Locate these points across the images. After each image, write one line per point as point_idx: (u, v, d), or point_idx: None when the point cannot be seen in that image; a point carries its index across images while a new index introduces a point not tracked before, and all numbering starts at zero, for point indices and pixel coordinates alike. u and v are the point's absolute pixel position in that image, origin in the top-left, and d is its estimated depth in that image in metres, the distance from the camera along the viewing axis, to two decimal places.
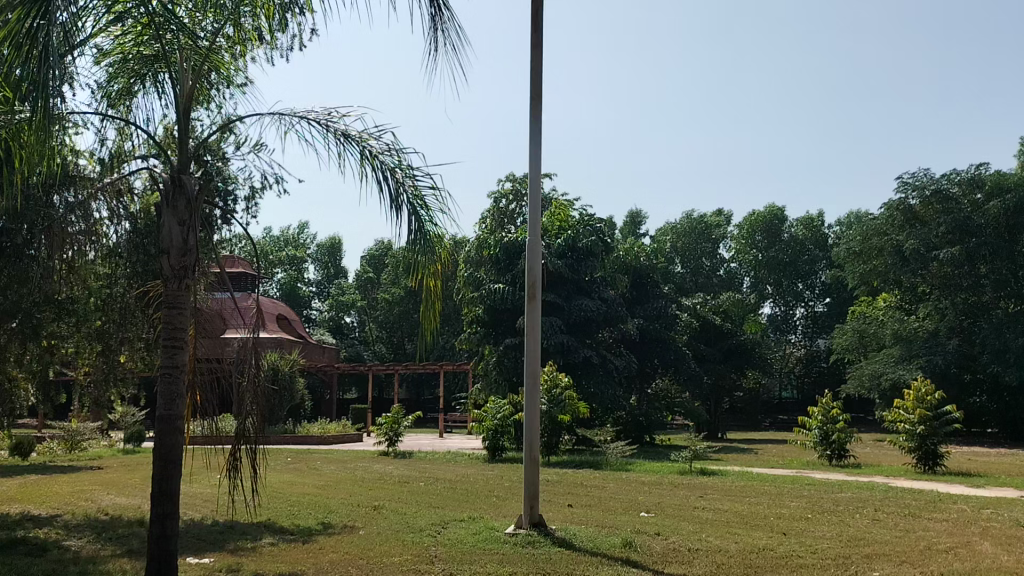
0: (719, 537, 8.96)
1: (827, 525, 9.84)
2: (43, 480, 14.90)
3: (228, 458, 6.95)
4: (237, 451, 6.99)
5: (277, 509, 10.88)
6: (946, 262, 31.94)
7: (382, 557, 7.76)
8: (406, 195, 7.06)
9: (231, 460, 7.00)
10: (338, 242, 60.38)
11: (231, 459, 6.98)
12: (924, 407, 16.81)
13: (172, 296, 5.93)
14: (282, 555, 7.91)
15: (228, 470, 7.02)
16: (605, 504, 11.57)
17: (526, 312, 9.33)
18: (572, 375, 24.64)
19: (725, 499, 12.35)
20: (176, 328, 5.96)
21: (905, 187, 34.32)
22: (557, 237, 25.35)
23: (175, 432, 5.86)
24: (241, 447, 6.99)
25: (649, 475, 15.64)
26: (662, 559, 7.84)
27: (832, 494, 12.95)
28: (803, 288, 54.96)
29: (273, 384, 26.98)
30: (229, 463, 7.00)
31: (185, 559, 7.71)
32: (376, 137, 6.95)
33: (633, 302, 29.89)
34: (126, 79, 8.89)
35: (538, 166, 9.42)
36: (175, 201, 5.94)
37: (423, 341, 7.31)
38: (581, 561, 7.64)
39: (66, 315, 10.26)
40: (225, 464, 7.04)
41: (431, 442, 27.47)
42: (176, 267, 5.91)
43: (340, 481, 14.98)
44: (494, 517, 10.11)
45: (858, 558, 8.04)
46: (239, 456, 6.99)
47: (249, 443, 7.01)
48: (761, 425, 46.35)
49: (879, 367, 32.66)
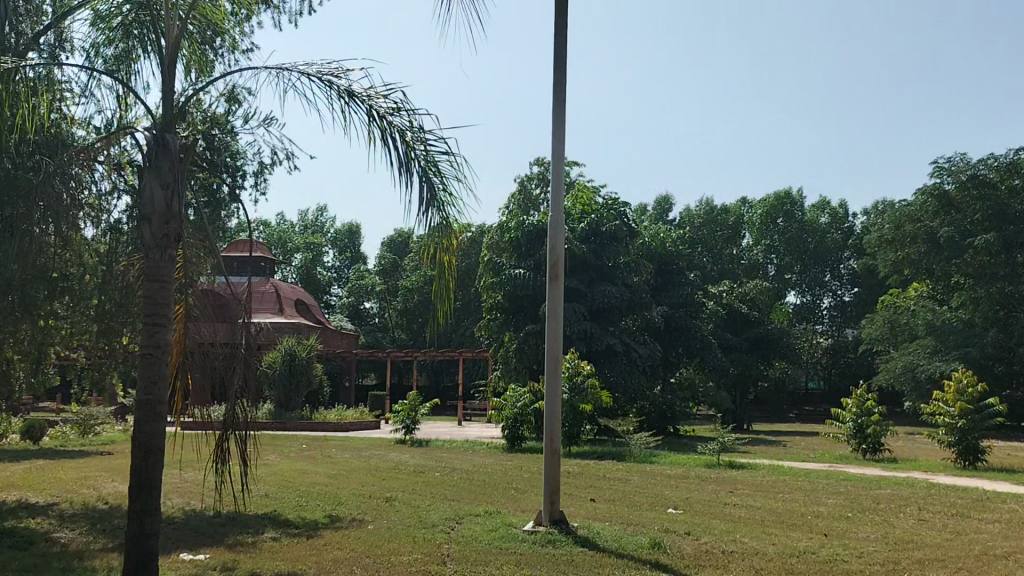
0: (755, 538, 8.30)
1: (870, 526, 9.16)
2: (50, 466, 14.48)
3: (214, 446, 6.39)
4: (224, 437, 6.44)
5: (284, 501, 10.35)
6: (981, 249, 30.93)
7: (391, 556, 7.17)
8: (419, 160, 6.40)
9: (216, 448, 6.44)
10: (356, 227, 60.00)
11: (216, 447, 6.42)
12: (965, 400, 16.15)
13: (155, 265, 5.31)
14: (283, 553, 7.32)
15: (215, 460, 6.47)
16: (631, 499, 10.94)
17: (548, 295, 8.64)
18: (595, 363, 24.01)
19: (757, 495, 11.65)
20: (158, 303, 5.33)
21: (939, 172, 33.34)
22: (580, 220, 24.74)
23: (157, 417, 5.25)
24: (229, 434, 6.43)
25: (676, 468, 14.99)
26: (694, 562, 7.19)
27: (872, 490, 12.22)
28: (829, 277, 54.12)
29: (289, 368, 26.88)
30: (217, 452, 6.44)
31: (179, 555, 7.15)
32: (386, 96, 6.29)
33: (658, 289, 29.04)
34: (125, 43, 8.34)
35: (562, 135, 8.75)
36: (158, 160, 5.30)
37: (439, 323, 6.69)
38: (606, 564, 7.00)
39: (62, 292, 9.75)
40: (212, 453, 6.48)
41: (450, 430, 27.00)
42: (157, 236, 5.28)
43: (354, 470, 14.45)
44: (512, 512, 9.52)
45: (910, 564, 7.35)
46: (226, 444, 6.42)
47: (238, 428, 6.44)
48: (786, 416, 45.67)
49: (913, 358, 31.80)
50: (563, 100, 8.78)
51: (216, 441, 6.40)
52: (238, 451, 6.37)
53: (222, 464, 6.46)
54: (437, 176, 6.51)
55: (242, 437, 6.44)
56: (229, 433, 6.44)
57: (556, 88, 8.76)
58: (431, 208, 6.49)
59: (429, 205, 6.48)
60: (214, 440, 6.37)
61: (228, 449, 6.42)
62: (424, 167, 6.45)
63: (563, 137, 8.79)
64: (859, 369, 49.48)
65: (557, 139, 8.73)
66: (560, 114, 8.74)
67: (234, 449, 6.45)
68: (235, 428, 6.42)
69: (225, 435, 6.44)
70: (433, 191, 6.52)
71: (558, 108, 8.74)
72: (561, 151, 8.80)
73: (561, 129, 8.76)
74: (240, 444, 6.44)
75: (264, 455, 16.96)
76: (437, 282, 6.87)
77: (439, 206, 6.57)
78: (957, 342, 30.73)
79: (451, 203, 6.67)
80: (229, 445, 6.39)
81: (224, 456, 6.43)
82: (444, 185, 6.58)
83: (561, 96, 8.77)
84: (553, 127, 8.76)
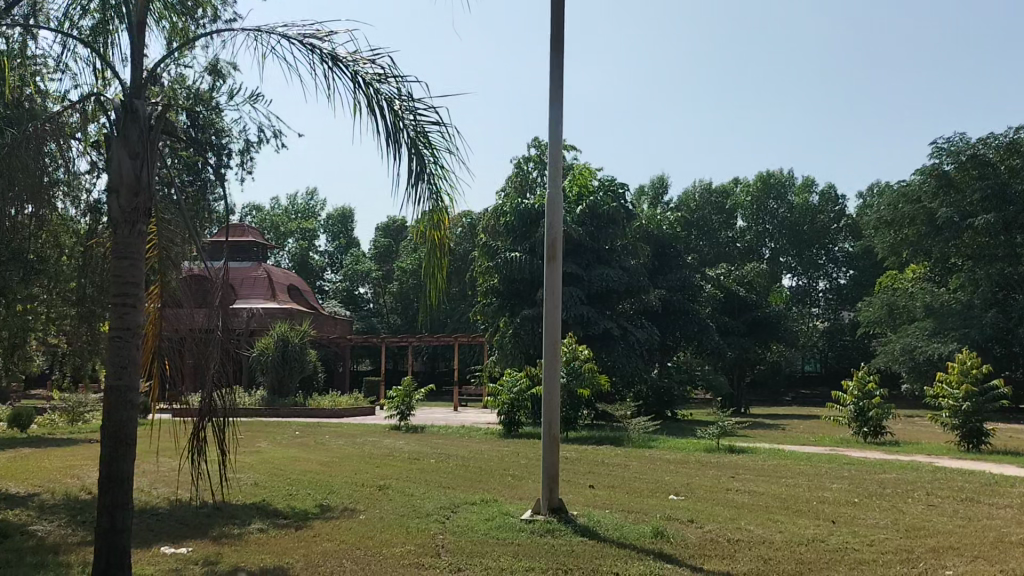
0: (760, 525, 8.00)
1: (878, 512, 8.88)
2: (35, 455, 14.13)
3: (191, 436, 5.97)
4: (200, 426, 6.01)
5: (273, 490, 10.03)
6: (981, 230, 30.68)
7: (383, 548, 6.83)
8: (407, 131, 5.99)
9: (193, 438, 6.02)
10: (349, 212, 59.47)
11: (193, 436, 6.00)
12: (969, 381, 15.89)
13: (124, 242, 4.91)
14: (270, 545, 6.98)
15: (193, 452, 6.04)
16: (631, 485, 10.65)
17: (545, 273, 8.31)
18: (592, 348, 23.70)
19: (759, 480, 11.37)
20: (127, 283, 4.95)
21: (938, 152, 32.97)
22: (577, 203, 24.33)
23: (129, 405, 4.88)
24: (205, 423, 5.98)
25: (675, 453, 14.70)
26: (699, 552, 6.86)
27: (876, 474, 11.95)
28: (825, 259, 53.86)
29: (282, 355, 26.53)
30: (194, 442, 6.02)
31: (160, 549, 6.81)
32: (371, 62, 5.90)
33: (655, 272, 28.65)
34: (102, 13, 7.90)
35: (560, 102, 8.37)
36: (128, 128, 4.89)
37: (429, 304, 6.38)
38: (608, 554, 6.66)
39: (37, 274, 9.38)
40: (189, 445, 6.06)
41: (445, 415, 26.71)
42: (126, 210, 4.89)
43: (348, 457, 14.13)
44: (508, 500, 9.21)
45: (924, 553, 7.04)
46: (203, 434, 6.00)
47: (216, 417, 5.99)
48: (783, 400, 45.54)
49: (911, 340, 31.54)
50: (561, 71, 8.40)
51: (192, 430, 5.96)
52: (215, 443, 5.94)
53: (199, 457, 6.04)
54: (427, 149, 6.12)
55: (221, 426, 6.00)
56: (205, 421, 6.01)
57: (554, 58, 8.38)
58: (420, 183, 6.10)
59: (418, 180, 6.09)
60: (190, 429, 5.94)
61: (206, 439, 6.00)
62: (412, 138, 6.06)
63: (561, 105, 8.40)
64: (857, 352, 49.30)
65: (554, 110, 8.35)
66: (558, 85, 8.36)
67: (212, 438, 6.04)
68: (212, 416, 5.99)
69: (202, 423, 6.01)
70: (422, 164, 6.12)
71: (555, 82, 8.35)
72: (559, 121, 8.40)
73: (558, 96, 8.38)
74: (217, 433, 6.00)
75: (256, 442, 16.63)
76: (427, 260, 6.55)
77: (429, 180, 6.19)
78: (955, 324, 30.46)
79: (442, 177, 6.29)
80: (205, 436, 5.96)
81: (200, 447, 6.00)
82: (435, 159, 6.20)
83: (559, 66, 8.38)
84: (550, 97, 8.39)
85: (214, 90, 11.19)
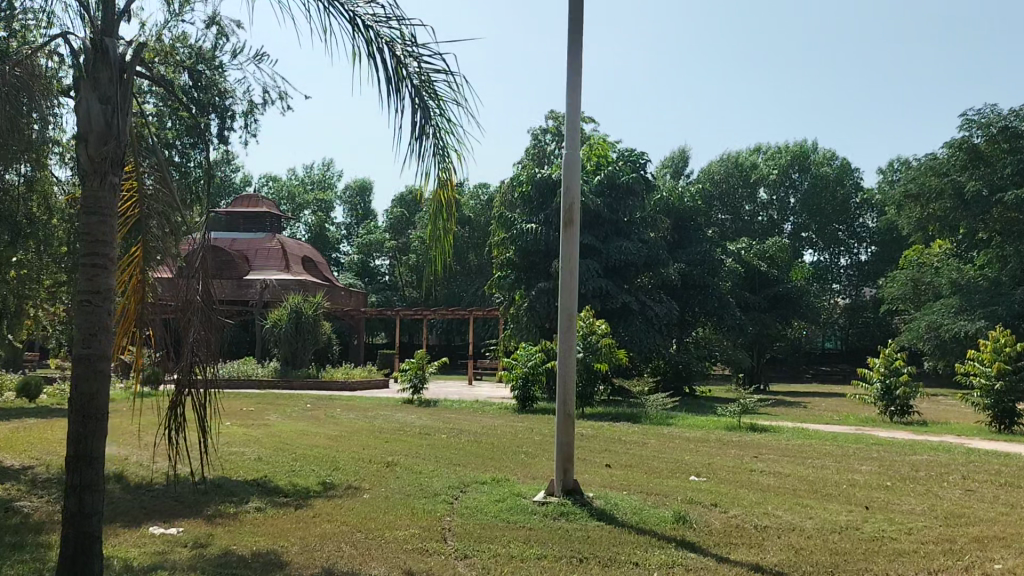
0: (789, 511, 7.50)
1: (914, 497, 8.35)
2: (38, 426, 13.79)
3: (167, 409, 5.37)
4: (178, 400, 5.41)
5: (276, 465, 9.62)
6: (1012, 204, 29.50)
7: (385, 531, 6.39)
8: (412, 79, 5.47)
9: (170, 413, 5.42)
10: (367, 183, 58.87)
11: (170, 413, 5.39)
12: (1003, 359, 15.22)
13: (93, 196, 4.44)
14: (266, 526, 6.56)
15: (169, 430, 5.44)
16: (650, 464, 10.17)
17: (562, 242, 7.73)
18: (609, 322, 23.25)
19: (783, 461, 10.87)
20: (97, 242, 4.47)
21: (968, 124, 31.87)
22: (596, 173, 23.67)
23: (99, 376, 4.43)
24: (184, 396, 5.39)
25: (695, 431, 14.17)
26: (725, 540, 6.36)
27: (907, 456, 11.42)
28: (846, 235, 53.06)
29: (294, 326, 26.14)
30: (170, 418, 5.42)
31: (149, 530, 6.38)
32: (372, 4, 5.36)
33: (675, 245, 27.99)
34: None
35: (577, 52, 7.75)
36: (97, 68, 4.38)
37: (435, 274, 5.87)
38: (626, 542, 6.19)
39: (28, 238, 8.96)
40: (166, 422, 5.45)
41: (459, 390, 26.31)
42: (95, 159, 4.39)
43: (356, 431, 13.74)
44: (521, 479, 8.76)
45: (968, 543, 6.50)
46: (182, 410, 5.39)
47: (196, 388, 5.41)
48: (803, 377, 44.97)
49: (937, 318, 30.82)
50: (578, 19, 7.77)
51: (168, 405, 5.38)
52: (194, 419, 5.33)
53: (178, 434, 5.44)
54: (432, 100, 5.59)
55: (202, 401, 5.38)
56: (185, 395, 5.41)
57: (572, 10, 7.76)
58: (424, 136, 5.58)
59: (421, 133, 5.56)
60: (165, 405, 5.34)
61: (184, 415, 5.39)
62: (417, 87, 5.53)
63: (578, 56, 7.78)
64: (878, 330, 48.58)
65: (572, 62, 7.73)
66: (575, 39, 7.74)
67: (192, 414, 5.42)
68: (190, 387, 5.38)
69: (180, 397, 5.41)
70: (426, 117, 5.59)
71: (573, 37, 7.73)
72: (578, 73, 7.77)
73: (575, 47, 7.76)
74: (198, 410, 5.38)
75: (265, 415, 16.28)
76: (432, 222, 6.05)
77: (435, 134, 5.68)
78: (982, 301, 29.60)
79: (449, 131, 5.77)
80: (183, 412, 5.37)
81: (179, 424, 5.41)
82: (441, 113, 5.68)
83: (576, 19, 7.76)
84: (567, 51, 7.78)
85: (218, 47, 10.65)
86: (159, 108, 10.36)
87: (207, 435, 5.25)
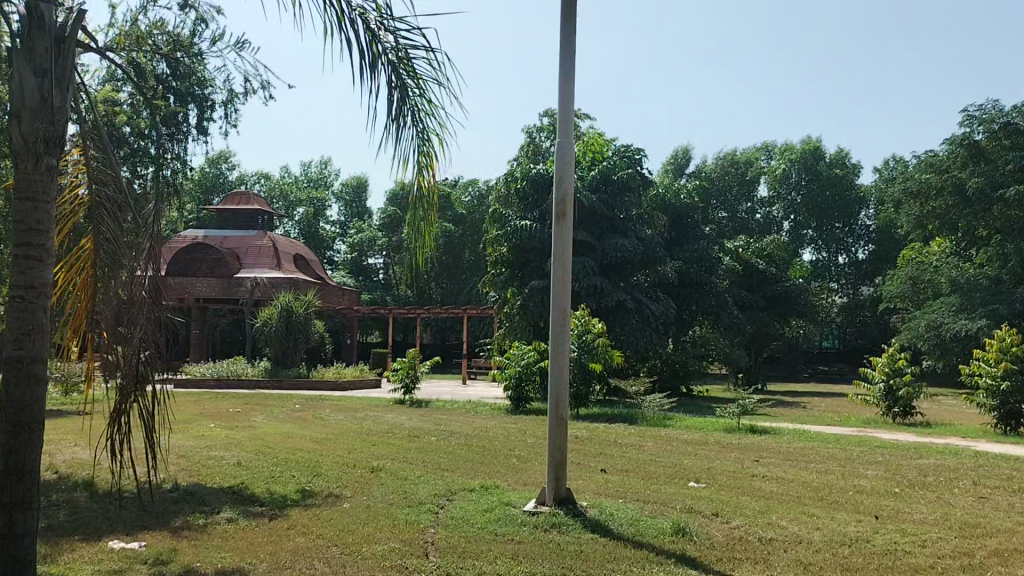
0: (793, 520, 7.07)
1: (924, 505, 7.93)
2: None
3: (109, 415, 4.96)
4: (122, 408, 5.00)
5: (255, 471, 9.16)
6: (1013, 202, 28.84)
7: (362, 545, 5.94)
8: (387, 55, 5.04)
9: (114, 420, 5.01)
10: (364, 181, 58.29)
11: (113, 421, 4.99)
12: (1009, 359, 14.81)
13: (27, 179, 4.08)
14: (235, 540, 6.11)
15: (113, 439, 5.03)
16: (647, 469, 9.75)
17: (555, 235, 7.25)
18: (604, 321, 22.78)
19: (785, 465, 10.45)
20: (31, 230, 4.10)
21: (969, 120, 31.37)
22: (591, 168, 23.22)
23: (34, 381, 4.12)
24: (129, 403, 4.97)
25: (693, 433, 13.75)
26: (729, 554, 5.93)
27: (914, 460, 11.02)
28: (844, 234, 53.01)
29: (285, 325, 25.66)
30: (112, 426, 4.99)
31: (109, 544, 5.92)
32: None
33: (671, 243, 27.57)
34: None
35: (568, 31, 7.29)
36: (33, 38, 3.98)
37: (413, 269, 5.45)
38: (622, 557, 5.76)
39: None
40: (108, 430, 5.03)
41: (454, 389, 25.94)
42: (28, 140, 4.02)
43: (344, 433, 13.29)
44: (511, 487, 8.32)
45: (988, 557, 6.08)
46: (126, 419, 4.98)
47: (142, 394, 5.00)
48: (800, 376, 44.73)
49: (937, 317, 30.49)
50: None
51: (110, 411, 4.93)
52: (141, 425, 4.95)
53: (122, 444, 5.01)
54: (411, 79, 5.18)
55: (147, 407, 5.04)
56: (130, 402, 5.02)
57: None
58: (402, 118, 5.17)
59: (400, 114, 5.14)
60: (109, 409, 4.91)
61: (129, 423, 4.99)
62: (394, 63, 5.11)
63: (570, 36, 7.32)
64: (877, 329, 48.33)
65: (566, 41, 7.29)
66: (569, 27, 7.29)
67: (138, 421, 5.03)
68: (138, 390, 5.02)
69: (124, 404, 5.02)
70: (404, 97, 5.17)
71: (566, 23, 7.28)
72: (571, 54, 7.31)
73: (569, 26, 7.30)
74: (144, 417, 5.01)
75: (251, 416, 15.83)
76: (411, 214, 5.65)
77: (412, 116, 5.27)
78: (982, 300, 29.26)
79: (428, 114, 5.36)
80: (128, 419, 4.97)
81: (122, 432, 4.98)
82: (421, 92, 5.26)
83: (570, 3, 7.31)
84: (561, 29, 7.31)
85: (196, 36, 10.11)
86: (132, 97, 9.88)
87: (156, 442, 4.90)
